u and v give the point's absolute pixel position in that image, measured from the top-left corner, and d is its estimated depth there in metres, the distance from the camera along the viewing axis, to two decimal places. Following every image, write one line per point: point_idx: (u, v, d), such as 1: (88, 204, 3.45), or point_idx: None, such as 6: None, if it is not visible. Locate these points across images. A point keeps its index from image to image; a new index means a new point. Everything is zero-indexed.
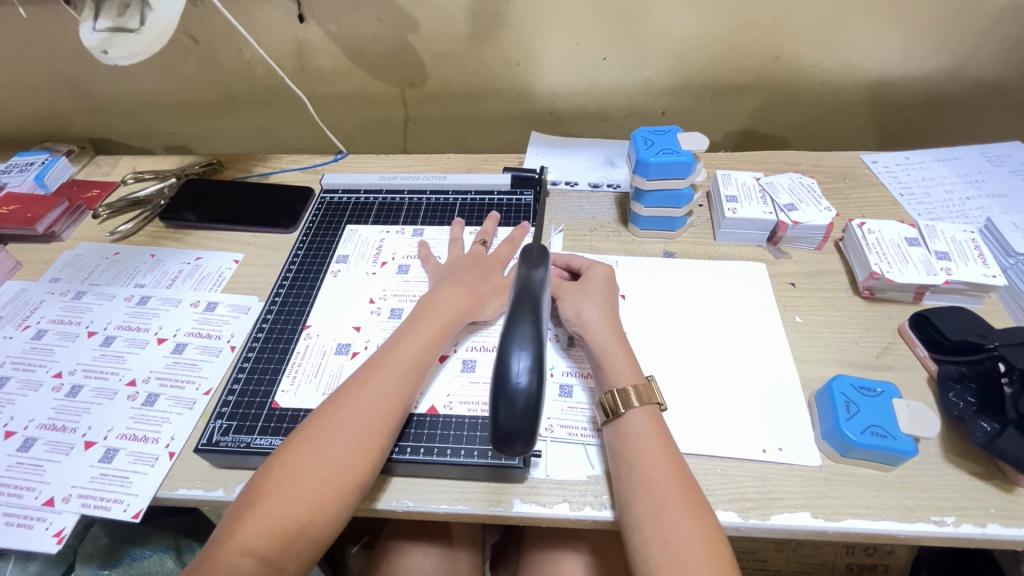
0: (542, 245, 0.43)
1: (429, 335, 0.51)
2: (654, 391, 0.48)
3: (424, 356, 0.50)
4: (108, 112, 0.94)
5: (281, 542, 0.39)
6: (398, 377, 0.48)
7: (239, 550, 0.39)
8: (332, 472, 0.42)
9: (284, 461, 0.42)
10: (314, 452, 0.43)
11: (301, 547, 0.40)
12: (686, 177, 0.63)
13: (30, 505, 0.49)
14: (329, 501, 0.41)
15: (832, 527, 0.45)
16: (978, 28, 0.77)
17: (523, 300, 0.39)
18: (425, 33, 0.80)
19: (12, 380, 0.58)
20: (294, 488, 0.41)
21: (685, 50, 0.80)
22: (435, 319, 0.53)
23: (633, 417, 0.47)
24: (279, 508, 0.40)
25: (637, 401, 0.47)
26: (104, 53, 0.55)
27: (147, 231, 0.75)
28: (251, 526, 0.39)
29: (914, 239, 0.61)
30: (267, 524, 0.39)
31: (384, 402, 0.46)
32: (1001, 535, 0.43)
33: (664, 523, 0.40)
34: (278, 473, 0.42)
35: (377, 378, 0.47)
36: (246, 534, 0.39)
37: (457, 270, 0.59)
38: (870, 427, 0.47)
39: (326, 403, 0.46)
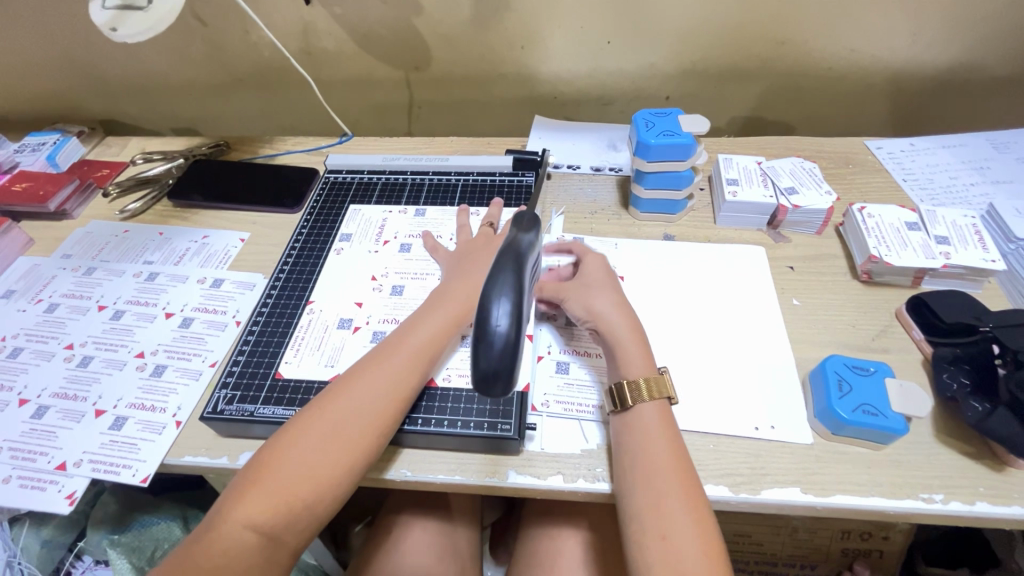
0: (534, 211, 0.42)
1: (441, 324, 0.52)
2: (666, 385, 0.48)
3: (434, 347, 0.50)
4: (118, 93, 0.95)
5: (283, 517, 0.41)
6: (406, 364, 0.49)
7: (242, 524, 0.40)
8: (336, 453, 0.43)
9: (289, 440, 0.43)
10: (320, 433, 0.44)
11: (302, 524, 0.42)
12: (686, 159, 0.63)
13: (43, 469, 0.51)
14: (331, 481, 0.43)
15: (821, 502, 0.45)
16: (988, 12, 0.76)
17: (506, 255, 0.38)
18: (429, 15, 0.80)
19: (26, 351, 0.60)
20: (298, 467, 0.42)
21: (689, 34, 0.80)
22: (447, 308, 0.53)
23: (644, 410, 0.47)
24: (283, 485, 0.41)
25: (648, 395, 0.47)
26: (114, 31, 0.55)
27: (156, 210, 0.77)
28: (252, 501, 0.41)
29: (914, 224, 0.61)
30: (271, 501, 0.41)
31: (392, 388, 0.47)
32: (989, 513, 0.44)
33: (664, 516, 0.41)
34: (283, 450, 0.43)
35: (387, 365, 0.48)
36: (249, 509, 0.40)
37: (466, 255, 0.60)
38: (861, 405, 0.47)
39: (334, 386, 0.47)
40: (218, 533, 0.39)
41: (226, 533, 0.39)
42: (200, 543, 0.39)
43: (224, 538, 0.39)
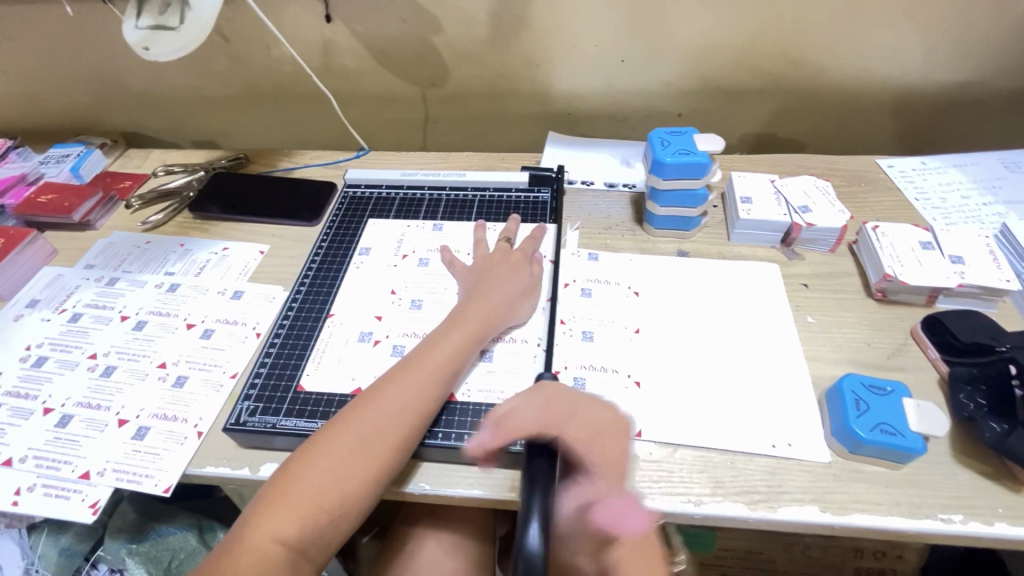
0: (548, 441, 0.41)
1: (461, 340, 0.53)
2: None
3: (455, 361, 0.51)
4: (141, 107, 0.97)
5: (309, 529, 0.41)
6: (429, 379, 0.49)
7: (269, 536, 0.40)
8: (360, 467, 0.44)
9: (315, 452, 0.44)
10: (345, 446, 0.44)
11: (327, 537, 0.42)
12: (701, 177, 0.64)
13: (67, 477, 0.52)
14: (355, 494, 0.43)
15: (839, 521, 0.45)
16: (998, 34, 0.77)
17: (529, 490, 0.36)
18: (447, 34, 0.82)
19: (50, 360, 0.61)
20: (323, 480, 0.43)
21: (702, 53, 0.81)
22: (467, 324, 0.54)
23: None
24: (309, 498, 0.42)
25: None
26: (146, 50, 0.58)
27: (177, 221, 0.78)
28: (277, 516, 0.41)
29: (927, 243, 0.62)
30: (297, 513, 0.41)
31: (414, 403, 0.48)
32: (1008, 534, 0.44)
33: None
34: (308, 463, 0.44)
35: (410, 379, 0.49)
36: (276, 521, 0.41)
37: (485, 272, 0.60)
38: (879, 424, 0.47)
39: (358, 400, 0.48)
40: (245, 545, 0.40)
41: (254, 545, 0.40)
42: (226, 556, 0.40)
43: (252, 550, 0.40)
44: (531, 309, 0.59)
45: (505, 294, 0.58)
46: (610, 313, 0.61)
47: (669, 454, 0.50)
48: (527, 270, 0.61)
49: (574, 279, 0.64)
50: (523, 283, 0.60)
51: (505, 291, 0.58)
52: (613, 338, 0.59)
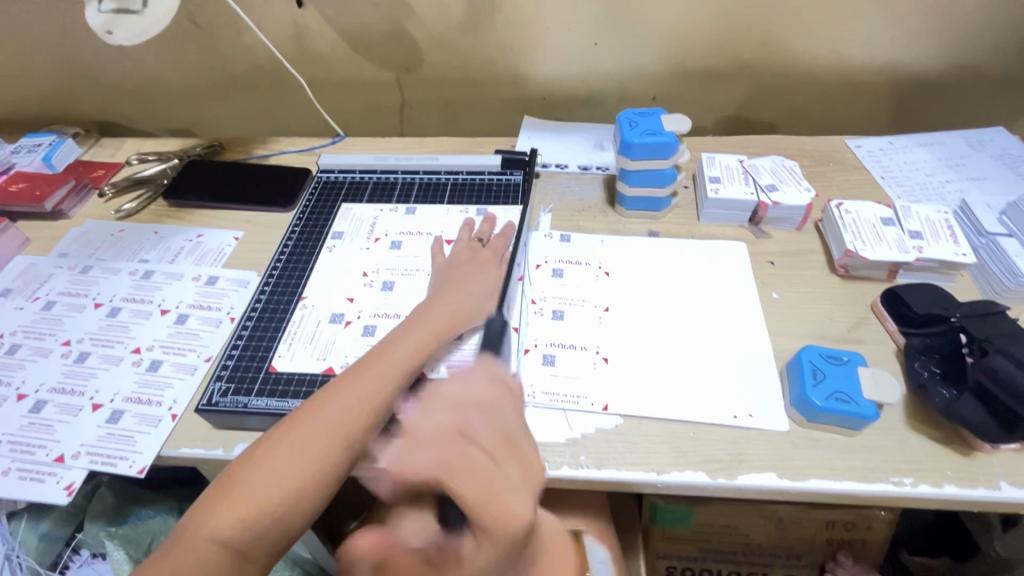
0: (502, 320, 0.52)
1: (422, 340, 0.52)
2: None
3: (415, 360, 0.51)
4: (113, 95, 0.96)
5: (251, 532, 0.42)
6: (385, 378, 0.49)
7: (211, 537, 0.41)
8: (305, 465, 0.44)
9: (261, 454, 0.44)
10: (292, 446, 0.45)
11: (270, 538, 0.42)
12: (669, 158, 0.65)
13: (42, 461, 0.52)
14: (303, 493, 0.43)
15: (796, 486, 0.47)
16: (964, 12, 0.78)
17: None
18: (420, 17, 0.82)
19: (24, 347, 0.61)
20: (267, 481, 0.43)
21: (674, 35, 0.81)
22: (427, 324, 0.54)
23: None
24: (251, 498, 0.42)
25: None
26: (110, 35, 0.57)
27: (151, 209, 0.78)
28: (222, 517, 0.42)
29: (889, 219, 0.63)
30: (239, 514, 0.42)
31: (369, 404, 0.47)
32: (956, 494, 0.46)
33: None
34: (254, 464, 0.44)
35: (366, 378, 0.49)
36: (217, 523, 0.41)
37: (458, 266, 0.60)
38: (835, 393, 0.49)
39: (310, 402, 0.48)
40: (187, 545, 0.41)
41: (195, 547, 0.40)
42: (171, 554, 0.41)
43: (194, 548, 0.41)
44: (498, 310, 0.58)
45: (471, 293, 0.57)
46: (579, 292, 0.62)
47: (634, 426, 0.51)
48: (495, 270, 0.60)
49: (544, 260, 0.65)
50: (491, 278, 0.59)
51: (473, 290, 0.57)
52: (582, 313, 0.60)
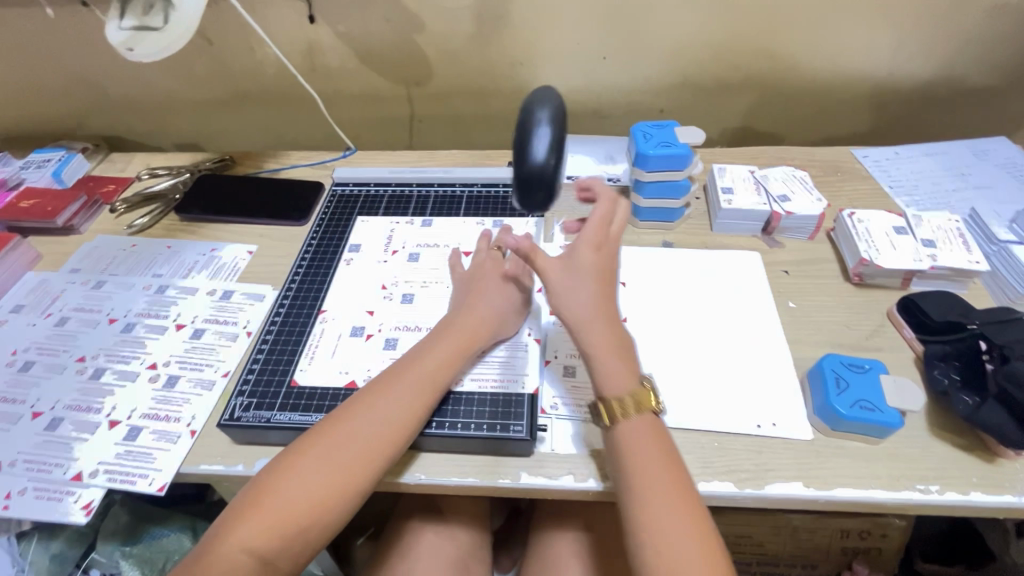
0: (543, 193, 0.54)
1: (450, 352, 0.52)
2: (649, 399, 0.48)
3: (441, 374, 0.51)
4: (123, 110, 0.96)
5: (278, 544, 0.41)
6: (414, 393, 0.49)
7: (239, 547, 0.41)
8: (333, 479, 0.44)
9: (290, 466, 0.44)
10: (320, 458, 0.44)
11: (296, 550, 0.42)
12: (683, 168, 0.66)
13: (59, 479, 0.51)
14: (329, 507, 0.43)
15: (822, 495, 0.47)
16: (964, 26, 0.80)
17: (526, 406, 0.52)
18: (431, 33, 0.83)
19: (37, 364, 0.61)
20: (296, 492, 0.43)
21: (682, 49, 0.83)
22: (453, 336, 0.53)
23: (633, 428, 0.46)
24: (279, 510, 0.42)
25: (628, 414, 0.47)
26: (131, 51, 0.57)
27: (163, 224, 0.78)
28: (250, 527, 0.41)
29: (901, 228, 0.64)
30: (266, 526, 0.41)
31: (398, 418, 0.47)
32: (982, 501, 0.46)
33: (655, 525, 0.42)
34: (282, 475, 0.43)
35: (394, 391, 0.49)
36: (245, 534, 0.41)
37: (480, 275, 0.60)
38: (859, 401, 0.49)
39: (337, 415, 0.47)
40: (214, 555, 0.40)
41: (223, 556, 0.40)
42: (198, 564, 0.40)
43: (220, 555, 0.40)
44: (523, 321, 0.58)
45: (495, 304, 0.57)
46: None
47: None
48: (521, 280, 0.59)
49: None
50: (514, 288, 0.59)
51: (497, 301, 0.57)
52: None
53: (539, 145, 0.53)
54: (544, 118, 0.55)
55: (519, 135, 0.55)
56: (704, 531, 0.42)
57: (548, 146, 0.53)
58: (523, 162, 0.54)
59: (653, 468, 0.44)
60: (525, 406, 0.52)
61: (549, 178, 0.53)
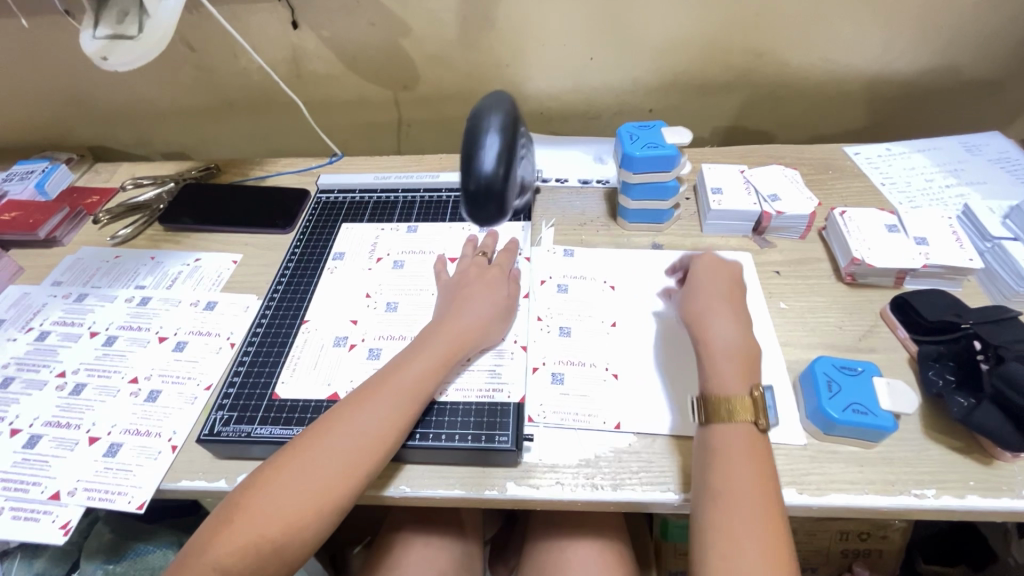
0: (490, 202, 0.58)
1: (432, 361, 0.51)
2: (754, 411, 0.46)
3: (423, 383, 0.50)
4: (108, 120, 0.96)
5: (251, 563, 0.40)
6: (393, 406, 0.47)
7: (210, 566, 0.39)
8: (309, 494, 0.42)
9: (262, 482, 0.43)
10: (295, 473, 0.43)
11: (271, 569, 0.41)
12: (671, 170, 0.65)
13: (36, 499, 0.50)
14: (304, 525, 0.42)
15: (816, 502, 0.46)
16: (955, 20, 0.79)
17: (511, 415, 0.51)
18: (416, 36, 0.82)
19: (17, 380, 0.60)
20: (270, 508, 0.41)
21: (670, 48, 0.82)
22: (436, 345, 0.52)
23: (731, 433, 0.45)
24: (252, 528, 0.41)
25: (736, 418, 0.46)
26: (105, 60, 0.57)
27: (147, 234, 0.77)
28: (223, 545, 0.40)
29: (893, 226, 0.63)
30: (238, 544, 0.40)
31: (377, 430, 0.46)
32: (979, 505, 0.45)
33: (733, 539, 0.40)
34: (257, 491, 0.42)
35: (374, 402, 0.47)
36: (217, 553, 0.40)
37: (466, 282, 0.59)
38: (852, 405, 0.48)
39: (313, 430, 0.46)
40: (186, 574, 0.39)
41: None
42: None
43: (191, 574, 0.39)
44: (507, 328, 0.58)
45: (479, 312, 0.56)
46: (585, 308, 0.61)
47: (647, 445, 0.50)
48: (505, 288, 0.59)
49: (549, 276, 0.64)
50: (497, 297, 0.58)
51: (482, 308, 0.56)
52: (590, 329, 0.59)
53: (487, 154, 0.55)
54: (494, 125, 0.56)
55: (468, 144, 0.57)
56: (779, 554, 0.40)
57: (496, 156, 0.55)
58: (472, 173, 0.56)
59: (744, 480, 0.43)
60: (510, 416, 0.51)
61: (494, 188, 0.56)
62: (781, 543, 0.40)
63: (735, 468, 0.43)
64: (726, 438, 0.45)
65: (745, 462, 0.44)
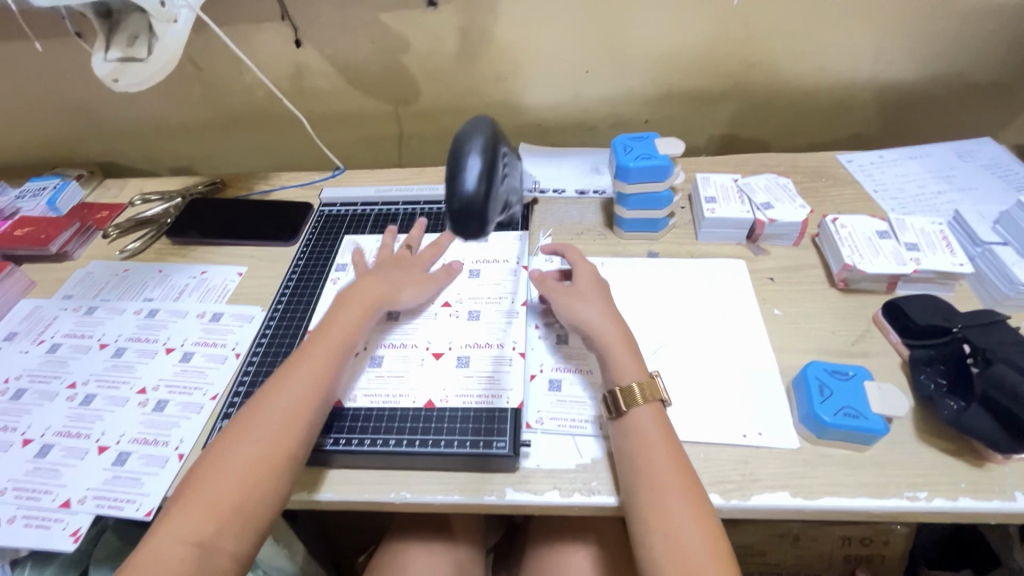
0: (475, 227, 0.48)
1: (342, 327, 0.55)
2: (657, 387, 0.50)
3: (341, 347, 0.54)
4: (118, 137, 0.98)
5: (211, 525, 0.42)
6: (318, 369, 0.52)
7: (171, 538, 0.42)
8: (250, 457, 0.45)
9: (213, 461, 0.45)
10: (231, 443, 0.46)
11: (232, 530, 0.43)
12: (664, 180, 0.66)
13: (48, 507, 0.52)
14: (254, 485, 0.44)
15: (809, 505, 0.47)
16: (943, 29, 0.80)
17: (508, 421, 0.52)
18: (415, 52, 0.84)
19: (29, 391, 0.61)
20: (222, 475, 0.44)
21: (663, 61, 0.84)
22: (340, 316, 0.56)
23: (639, 414, 0.49)
24: (204, 495, 0.43)
25: (642, 400, 0.49)
26: (116, 82, 0.59)
27: (155, 248, 0.79)
28: (181, 515, 0.43)
29: (885, 232, 0.64)
30: (193, 511, 0.43)
31: (301, 391, 0.50)
32: (971, 507, 0.45)
33: (670, 519, 0.43)
34: (205, 465, 0.45)
35: (299, 368, 0.51)
36: (177, 524, 0.42)
37: (381, 269, 0.64)
38: (843, 408, 0.49)
39: (247, 408, 0.49)
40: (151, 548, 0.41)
41: (161, 550, 0.41)
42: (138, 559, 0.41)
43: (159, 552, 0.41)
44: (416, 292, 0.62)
45: (372, 286, 0.60)
46: None
47: None
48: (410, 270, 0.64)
49: (545, 278, 0.66)
50: (394, 278, 0.62)
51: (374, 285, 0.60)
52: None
53: (469, 175, 0.46)
54: (475, 147, 0.47)
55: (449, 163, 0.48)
56: (709, 523, 0.43)
57: (477, 174, 0.46)
58: (450, 194, 0.47)
59: (663, 461, 0.46)
60: (507, 422, 0.52)
61: (478, 210, 0.46)
62: (709, 517, 0.43)
63: (653, 455, 0.46)
64: (640, 423, 0.48)
65: (657, 440, 0.47)
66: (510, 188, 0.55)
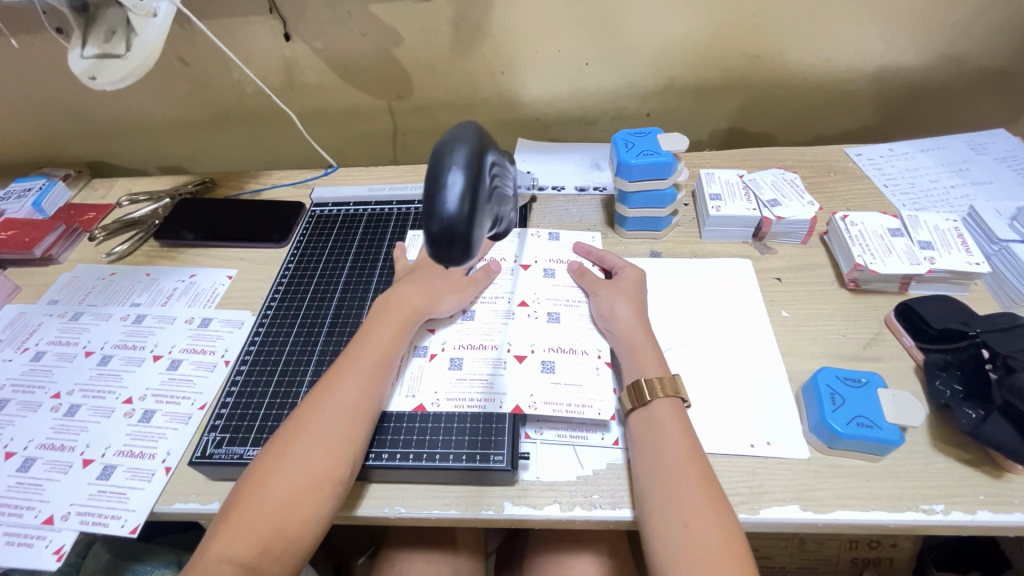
0: (458, 256, 0.36)
1: (389, 334, 0.54)
2: (678, 385, 0.50)
3: (389, 352, 0.53)
4: (105, 135, 0.96)
5: (259, 546, 0.41)
6: (365, 379, 0.50)
7: (218, 560, 0.40)
8: (305, 472, 0.44)
9: (255, 480, 0.43)
10: (287, 457, 0.44)
11: (278, 551, 0.41)
12: (668, 177, 0.63)
13: (30, 523, 0.50)
14: (306, 501, 0.43)
15: (821, 519, 0.45)
16: (956, 16, 0.77)
17: (504, 432, 0.50)
18: (408, 46, 0.81)
19: (12, 402, 0.59)
20: (273, 493, 0.43)
21: (665, 52, 0.81)
22: (390, 319, 0.55)
23: (658, 407, 0.48)
24: (254, 514, 0.42)
25: (662, 393, 0.49)
26: (93, 79, 0.56)
27: (143, 251, 0.77)
28: (226, 536, 0.41)
29: (896, 230, 0.62)
30: (242, 532, 0.41)
31: (351, 401, 0.48)
32: (990, 521, 0.43)
33: (682, 504, 0.42)
34: (254, 482, 0.43)
35: (349, 376, 0.50)
36: (224, 545, 0.41)
37: (417, 270, 0.62)
38: (856, 418, 0.47)
39: (291, 423, 0.47)
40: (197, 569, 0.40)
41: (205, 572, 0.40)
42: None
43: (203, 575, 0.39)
44: (458, 301, 0.59)
45: (427, 284, 0.59)
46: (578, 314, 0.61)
47: None
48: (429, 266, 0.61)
49: (535, 260, 0.65)
50: (438, 277, 0.60)
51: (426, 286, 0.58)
52: (579, 316, 0.59)
53: (450, 192, 0.34)
54: (459, 157, 0.35)
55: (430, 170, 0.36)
56: (728, 525, 0.41)
57: (461, 191, 0.34)
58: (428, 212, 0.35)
59: (676, 454, 0.45)
60: (504, 435, 0.50)
61: (463, 237, 0.35)
62: (727, 514, 0.42)
63: (665, 446, 0.46)
64: (657, 415, 0.48)
65: (674, 434, 0.47)
66: (499, 199, 0.41)
